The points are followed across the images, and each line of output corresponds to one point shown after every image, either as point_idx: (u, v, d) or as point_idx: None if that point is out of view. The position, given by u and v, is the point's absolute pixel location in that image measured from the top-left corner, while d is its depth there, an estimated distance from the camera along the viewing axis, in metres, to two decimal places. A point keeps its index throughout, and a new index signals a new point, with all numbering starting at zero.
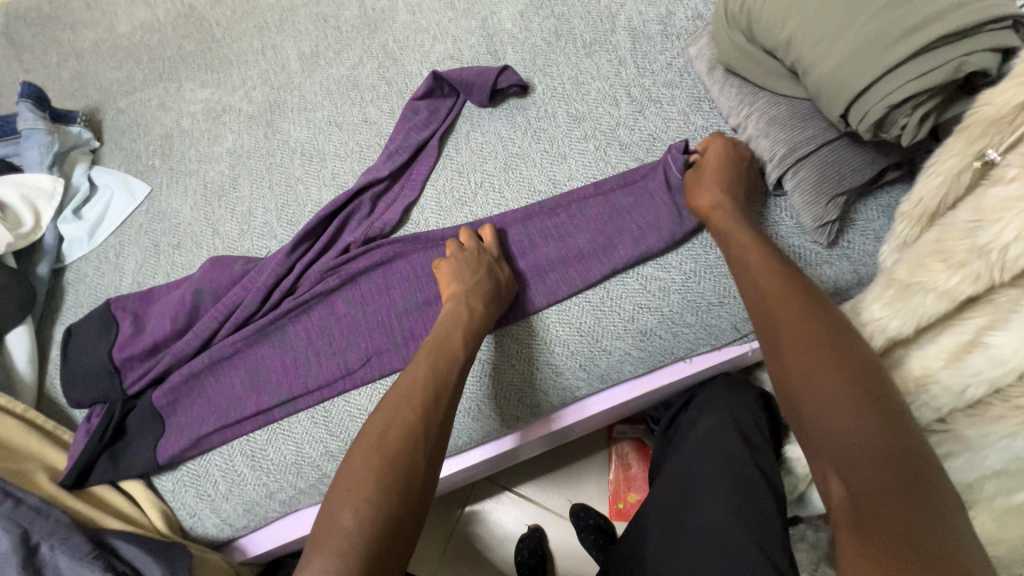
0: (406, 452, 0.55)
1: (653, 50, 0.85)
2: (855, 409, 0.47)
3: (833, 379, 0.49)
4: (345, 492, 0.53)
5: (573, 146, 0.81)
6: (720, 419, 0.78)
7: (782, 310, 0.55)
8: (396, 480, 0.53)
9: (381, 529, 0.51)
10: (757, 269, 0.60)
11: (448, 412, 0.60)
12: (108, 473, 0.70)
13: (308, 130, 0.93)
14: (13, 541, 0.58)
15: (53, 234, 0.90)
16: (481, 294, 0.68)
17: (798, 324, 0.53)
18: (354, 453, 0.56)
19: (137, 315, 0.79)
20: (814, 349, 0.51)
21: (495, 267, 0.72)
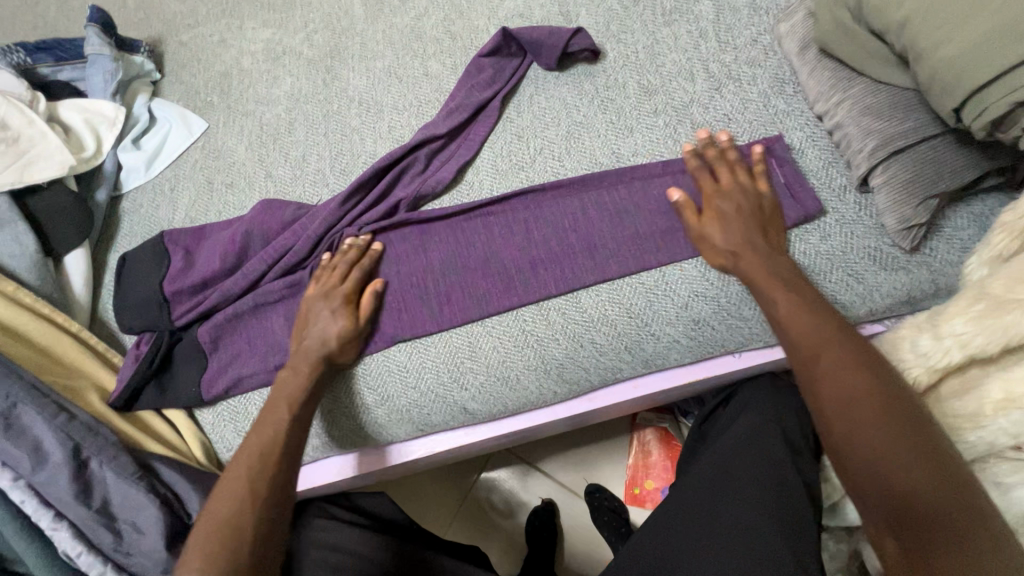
0: (261, 462, 0.61)
1: (738, 24, 0.80)
2: (901, 459, 0.48)
3: (881, 439, 0.49)
4: (222, 494, 0.59)
5: (641, 120, 0.77)
6: (766, 414, 0.74)
7: (819, 359, 0.55)
8: (252, 488, 0.59)
9: (243, 530, 0.56)
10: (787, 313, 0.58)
11: (296, 426, 0.65)
12: (154, 401, 0.73)
13: (368, 80, 0.91)
14: (65, 452, 0.60)
15: (112, 162, 0.91)
16: (317, 341, 0.68)
17: (834, 373, 0.53)
18: (234, 465, 0.61)
19: (188, 251, 0.79)
20: (864, 400, 0.51)
21: (341, 314, 0.68)
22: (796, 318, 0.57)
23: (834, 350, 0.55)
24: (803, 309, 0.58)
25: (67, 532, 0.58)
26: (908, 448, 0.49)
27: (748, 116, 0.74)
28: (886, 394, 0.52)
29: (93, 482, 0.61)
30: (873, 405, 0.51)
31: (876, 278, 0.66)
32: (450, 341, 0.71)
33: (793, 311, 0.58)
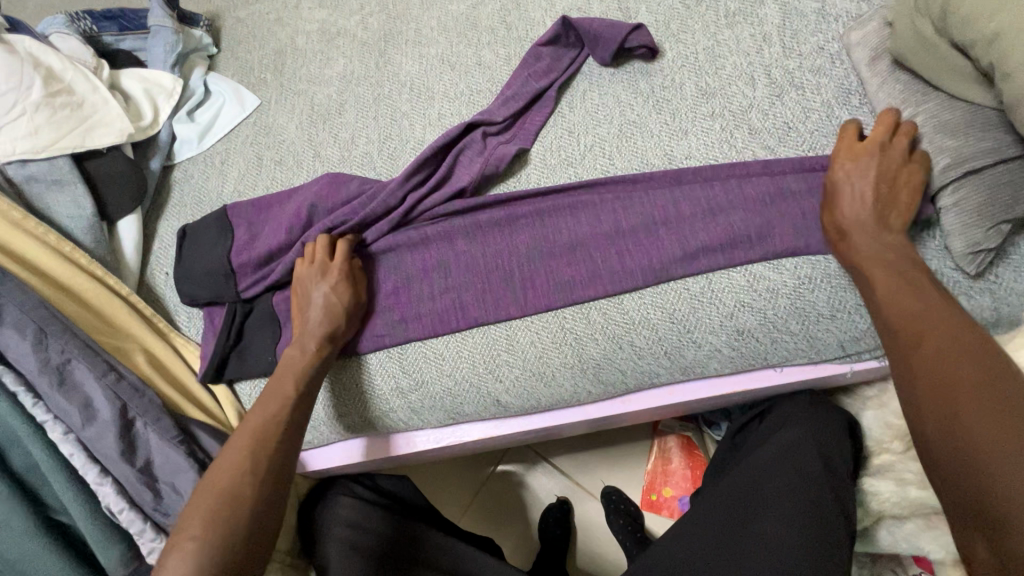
0: (260, 435, 0.63)
1: (804, 30, 0.77)
2: (999, 450, 0.46)
3: (970, 424, 0.48)
4: (223, 465, 0.61)
5: (697, 123, 0.76)
6: (803, 431, 0.72)
7: (921, 344, 0.54)
8: (254, 462, 0.61)
9: (241, 500, 0.58)
10: (885, 301, 0.58)
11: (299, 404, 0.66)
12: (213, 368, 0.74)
13: (420, 66, 0.91)
14: (113, 411, 0.62)
15: (167, 132, 0.93)
16: (318, 317, 0.69)
17: (937, 357, 0.52)
18: (235, 438, 0.63)
19: (251, 220, 0.80)
20: (957, 382, 0.50)
21: (332, 298, 0.69)
22: (902, 303, 0.56)
23: (938, 338, 0.53)
24: (910, 293, 0.57)
25: (111, 487, 0.61)
26: (1005, 438, 0.46)
27: (809, 126, 0.72)
28: (988, 382, 0.49)
29: (137, 441, 0.63)
30: (975, 389, 0.49)
31: None
32: (489, 333, 0.72)
33: (898, 297, 0.57)
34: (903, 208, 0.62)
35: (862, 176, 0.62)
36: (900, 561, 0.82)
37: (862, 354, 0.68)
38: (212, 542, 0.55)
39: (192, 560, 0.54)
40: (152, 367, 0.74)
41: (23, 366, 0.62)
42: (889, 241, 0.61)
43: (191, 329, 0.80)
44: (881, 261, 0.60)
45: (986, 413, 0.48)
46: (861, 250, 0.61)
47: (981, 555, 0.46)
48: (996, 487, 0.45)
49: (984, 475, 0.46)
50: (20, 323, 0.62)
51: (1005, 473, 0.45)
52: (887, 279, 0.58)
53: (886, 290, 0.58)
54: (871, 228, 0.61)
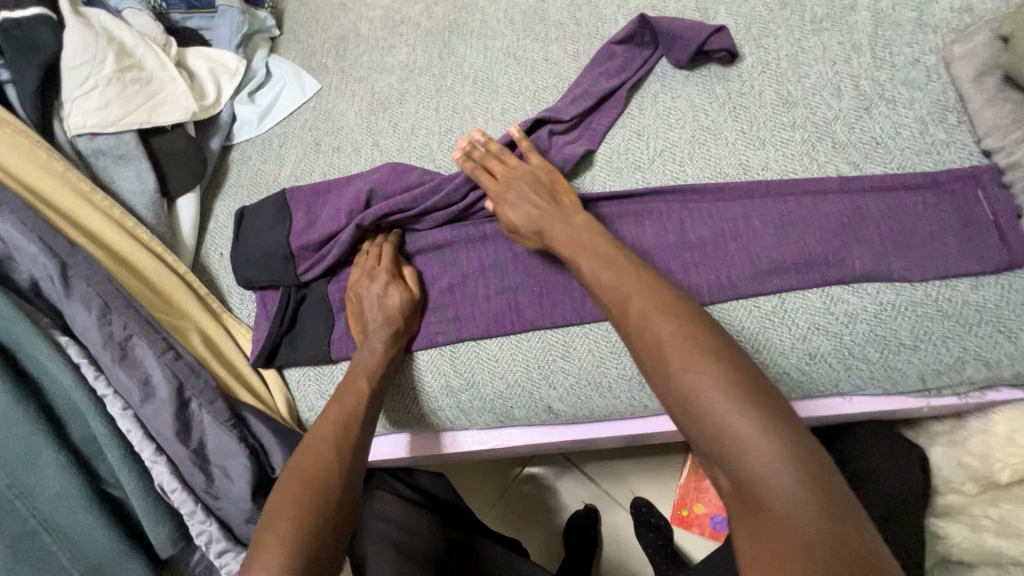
0: (341, 429, 0.62)
1: (898, 41, 0.73)
2: (755, 448, 0.43)
3: (733, 415, 0.44)
4: (308, 458, 0.59)
5: (777, 133, 0.72)
6: (868, 473, 0.70)
7: (666, 368, 0.49)
8: (337, 454, 0.59)
9: (333, 491, 0.56)
10: (602, 283, 0.58)
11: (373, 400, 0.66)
12: (262, 352, 0.74)
13: (484, 58, 0.89)
14: (170, 390, 0.62)
15: (228, 112, 0.93)
16: (377, 319, 0.69)
17: (687, 382, 0.47)
18: (314, 434, 0.62)
19: (313, 204, 0.79)
20: (677, 371, 0.48)
21: (385, 299, 0.69)
22: (605, 278, 0.58)
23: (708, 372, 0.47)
24: (629, 277, 0.57)
25: (164, 467, 0.61)
26: (790, 478, 0.41)
27: (899, 142, 0.68)
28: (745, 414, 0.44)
29: (191, 422, 0.63)
30: (720, 390, 0.46)
31: None
32: (546, 338, 0.70)
33: (604, 275, 0.58)
34: (570, 194, 0.68)
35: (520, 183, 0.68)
36: None
37: (943, 390, 0.64)
38: (308, 533, 0.52)
39: (295, 544, 0.51)
40: (206, 347, 0.74)
41: (87, 339, 0.62)
42: (575, 223, 0.64)
43: (244, 311, 0.81)
44: (619, 250, 0.61)
45: (762, 414, 0.44)
46: (585, 246, 0.62)
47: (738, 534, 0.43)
48: (764, 486, 0.42)
49: (751, 477, 0.42)
50: (86, 295, 0.62)
51: (779, 481, 0.41)
52: (596, 262, 0.60)
53: (625, 283, 0.56)
54: (592, 230, 0.63)
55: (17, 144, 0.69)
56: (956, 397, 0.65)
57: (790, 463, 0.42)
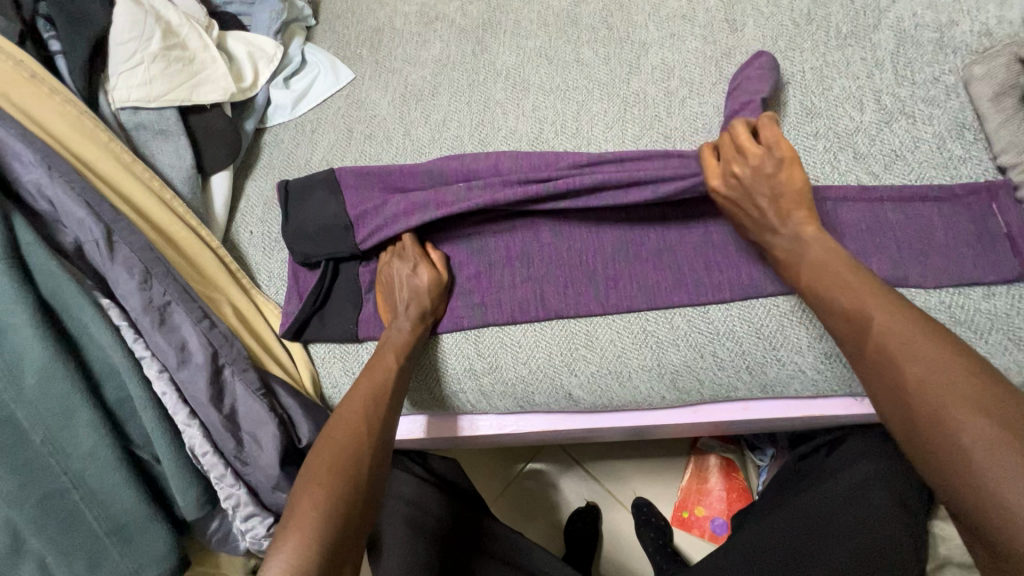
0: (369, 404, 0.63)
1: (919, 60, 0.76)
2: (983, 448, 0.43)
3: (967, 420, 0.45)
4: (341, 432, 0.60)
5: (800, 141, 0.75)
6: (872, 475, 0.71)
7: (887, 354, 0.52)
8: (364, 428, 0.61)
9: (361, 463, 0.58)
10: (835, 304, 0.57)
11: (400, 377, 0.67)
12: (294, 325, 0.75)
13: (517, 57, 0.92)
14: (206, 356, 0.64)
15: (264, 96, 0.96)
16: (406, 299, 0.70)
17: (914, 369, 0.50)
18: (344, 408, 0.63)
19: (371, 181, 0.76)
20: (927, 391, 0.48)
21: (415, 281, 0.71)
22: (835, 300, 0.57)
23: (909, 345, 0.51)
24: (845, 292, 0.57)
25: (197, 430, 0.64)
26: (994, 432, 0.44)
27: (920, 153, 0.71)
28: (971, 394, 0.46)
29: (224, 388, 0.65)
30: (953, 394, 0.47)
31: None
32: (569, 327, 0.72)
33: (836, 296, 0.57)
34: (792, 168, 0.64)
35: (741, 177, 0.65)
36: None
37: None
38: (340, 501, 0.54)
39: (330, 509, 0.53)
40: (237, 319, 0.76)
41: (127, 303, 0.64)
42: (806, 233, 0.62)
43: (272, 289, 0.83)
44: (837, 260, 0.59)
45: (974, 397, 0.46)
46: (814, 261, 0.60)
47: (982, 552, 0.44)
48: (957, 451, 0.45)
49: (967, 473, 0.44)
50: (129, 261, 0.64)
51: (985, 466, 0.43)
52: (824, 279, 0.59)
53: (855, 298, 0.56)
54: (825, 246, 0.61)
55: (65, 112, 0.71)
56: None
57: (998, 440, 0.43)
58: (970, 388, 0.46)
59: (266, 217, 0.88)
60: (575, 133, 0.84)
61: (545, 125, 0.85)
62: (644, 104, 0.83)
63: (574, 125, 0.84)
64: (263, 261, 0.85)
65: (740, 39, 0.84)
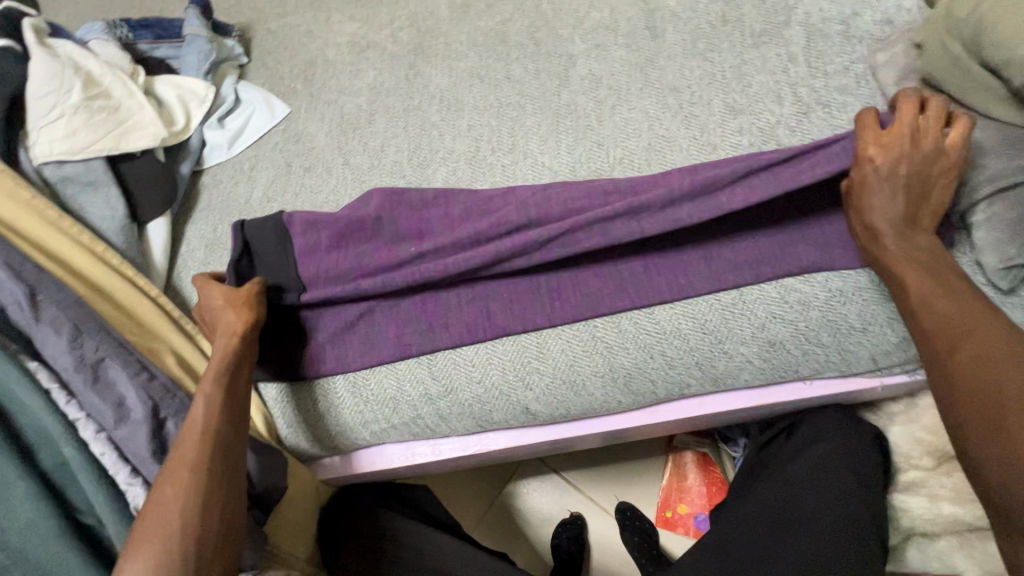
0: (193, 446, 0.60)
1: (829, 51, 0.80)
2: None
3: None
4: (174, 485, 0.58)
5: (726, 138, 0.78)
6: (827, 455, 0.72)
7: (955, 350, 0.56)
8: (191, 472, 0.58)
9: (200, 513, 0.57)
10: (918, 302, 0.59)
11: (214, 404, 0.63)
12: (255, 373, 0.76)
13: (450, 78, 0.93)
14: (146, 411, 0.62)
15: (198, 138, 0.94)
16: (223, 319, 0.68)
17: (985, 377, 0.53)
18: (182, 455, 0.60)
19: (323, 233, 0.78)
20: (1006, 405, 0.51)
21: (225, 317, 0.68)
22: (936, 307, 0.58)
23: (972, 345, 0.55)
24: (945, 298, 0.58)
25: (141, 488, 0.61)
26: None
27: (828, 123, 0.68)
28: None
29: (168, 441, 0.63)
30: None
31: None
32: (519, 341, 0.72)
33: (932, 305, 0.58)
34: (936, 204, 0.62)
35: (886, 173, 0.60)
36: None
37: (894, 368, 0.69)
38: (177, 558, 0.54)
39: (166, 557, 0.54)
40: (181, 368, 0.74)
41: (57, 364, 0.62)
42: (922, 243, 0.61)
43: None
44: (926, 270, 0.60)
45: None
46: (916, 259, 0.60)
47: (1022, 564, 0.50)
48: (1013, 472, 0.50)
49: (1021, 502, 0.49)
50: (56, 320, 0.62)
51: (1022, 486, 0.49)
52: (936, 290, 0.58)
53: (920, 294, 0.59)
54: (933, 251, 0.61)
55: None
56: (907, 374, 0.70)
57: None
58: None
59: (209, 260, 0.87)
60: (511, 149, 0.84)
61: (483, 143, 0.86)
62: (576, 114, 0.84)
63: (510, 141, 0.85)
64: None
65: (661, 44, 0.86)
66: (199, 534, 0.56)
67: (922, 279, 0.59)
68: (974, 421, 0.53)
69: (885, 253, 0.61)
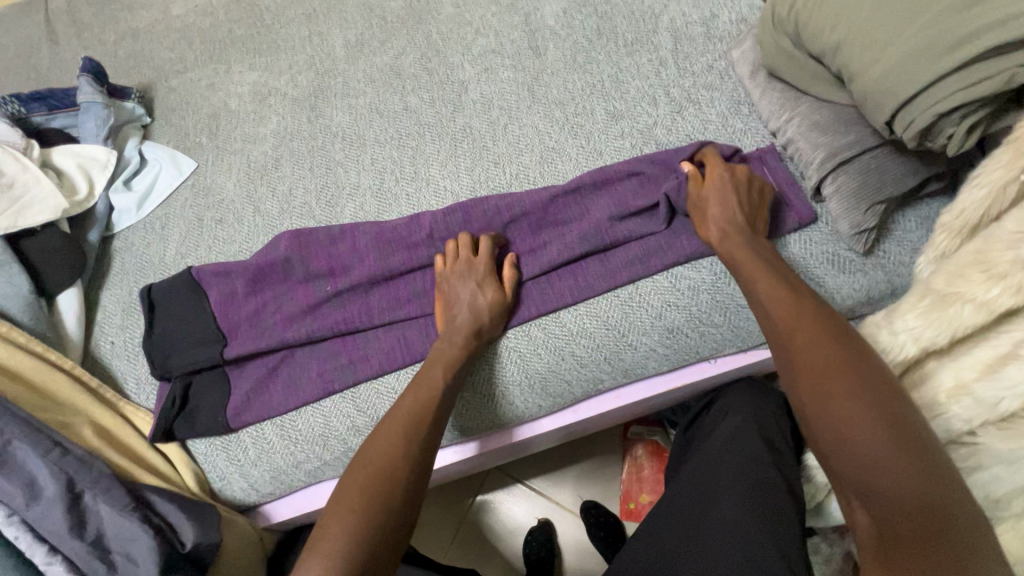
0: (388, 472, 0.59)
1: (695, 52, 0.86)
2: (880, 460, 0.46)
3: (872, 442, 0.47)
4: (331, 507, 0.57)
5: (610, 143, 0.83)
6: (740, 427, 0.78)
7: (794, 332, 0.57)
8: (392, 504, 0.57)
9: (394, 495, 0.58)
10: (772, 296, 0.60)
11: (429, 438, 0.64)
12: (181, 431, 0.76)
13: (351, 116, 0.95)
14: (59, 487, 0.61)
15: (104, 204, 0.93)
16: (466, 315, 0.70)
17: (819, 351, 0.54)
18: (343, 480, 0.60)
19: (238, 286, 0.79)
20: (831, 374, 0.52)
21: (480, 296, 0.71)
22: (774, 293, 0.60)
23: (808, 326, 0.56)
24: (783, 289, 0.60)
25: (61, 566, 0.60)
26: (871, 414, 0.48)
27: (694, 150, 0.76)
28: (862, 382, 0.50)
29: (86, 514, 0.62)
30: (865, 419, 0.48)
31: (836, 281, 0.70)
32: None
33: (776, 299, 0.60)
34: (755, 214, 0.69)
35: (718, 196, 0.69)
36: None
37: None
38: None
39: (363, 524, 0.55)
40: (101, 438, 0.73)
41: None
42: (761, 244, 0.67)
43: (141, 396, 0.81)
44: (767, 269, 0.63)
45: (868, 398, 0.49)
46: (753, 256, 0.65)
47: (864, 526, 0.47)
48: (856, 442, 0.48)
49: (866, 467, 0.46)
50: None
51: (877, 459, 0.46)
52: (773, 281, 0.61)
53: (765, 283, 0.62)
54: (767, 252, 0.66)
55: None
56: None
57: (881, 436, 0.47)
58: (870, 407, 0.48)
59: (125, 323, 0.86)
60: (414, 177, 0.88)
61: (386, 175, 0.89)
62: (472, 138, 0.88)
63: (412, 170, 0.88)
64: (128, 369, 0.83)
65: (545, 62, 0.91)
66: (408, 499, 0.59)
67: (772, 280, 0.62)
68: (812, 395, 0.52)
69: (740, 259, 0.65)
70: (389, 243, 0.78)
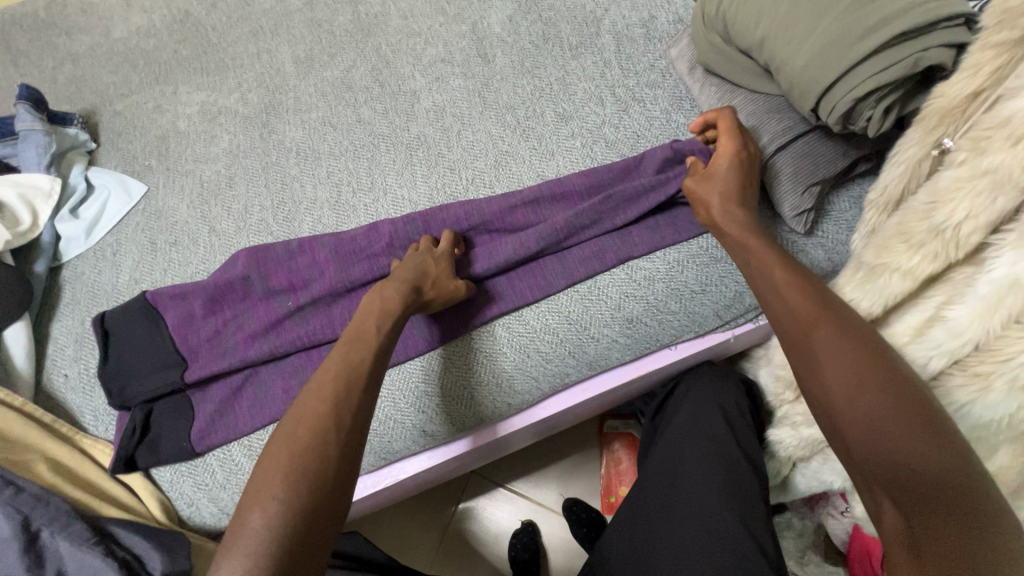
0: (316, 444, 0.54)
1: (637, 53, 0.89)
2: (915, 461, 0.45)
3: (911, 450, 0.45)
4: (251, 497, 0.51)
5: (560, 144, 0.85)
6: (700, 407, 0.82)
7: (814, 325, 0.53)
8: (322, 479, 0.52)
9: (325, 459, 0.53)
10: (783, 287, 0.57)
11: (362, 404, 0.59)
12: (144, 459, 0.74)
13: (303, 131, 0.95)
14: (14, 527, 0.59)
15: (50, 233, 0.90)
16: (408, 272, 0.69)
17: (838, 345, 0.51)
18: (263, 458, 0.54)
19: (196, 307, 0.78)
20: (852, 368, 0.50)
21: (430, 264, 0.71)
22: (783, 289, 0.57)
23: (829, 318, 0.53)
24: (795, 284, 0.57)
25: None
26: (902, 417, 0.47)
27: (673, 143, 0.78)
28: (888, 388, 0.48)
29: (45, 553, 0.60)
30: (904, 428, 0.46)
31: None
32: (407, 370, 0.74)
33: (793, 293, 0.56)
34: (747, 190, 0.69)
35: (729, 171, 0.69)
36: (831, 502, 0.91)
37: (739, 320, 0.78)
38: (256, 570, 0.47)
39: (289, 495, 0.50)
40: (58, 474, 0.71)
41: None
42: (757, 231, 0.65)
43: (100, 428, 0.79)
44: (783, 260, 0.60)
45: (890, 402, 0.48)
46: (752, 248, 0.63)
47: (893, 526, 0.46)
48: (888, 442, 0.46)
49: (898, 470, 0.45)
50: None
51: (914, 461, 0.45)
52: (786, 274, 0.58)
53: (778, 274, 0.58)
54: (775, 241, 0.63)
55: None
56: (752, 322, 0.80)
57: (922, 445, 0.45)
58: (899, 408, 0.47)
59: (79, 355, 0.83)
60: (371, 188, 0.88)
61: (343, 188, 0.89)
62: (427, 146, 0.89)
63: (368, 180, 0.89)
64: (85, 402, 0.80)
65: (493, 69, 0.93)
66: (344, 460, 0.55)
67: (787, 269, 0.58)
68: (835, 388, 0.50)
69: (750, 244, 0.63)
70: (350, 255, 0.78)
